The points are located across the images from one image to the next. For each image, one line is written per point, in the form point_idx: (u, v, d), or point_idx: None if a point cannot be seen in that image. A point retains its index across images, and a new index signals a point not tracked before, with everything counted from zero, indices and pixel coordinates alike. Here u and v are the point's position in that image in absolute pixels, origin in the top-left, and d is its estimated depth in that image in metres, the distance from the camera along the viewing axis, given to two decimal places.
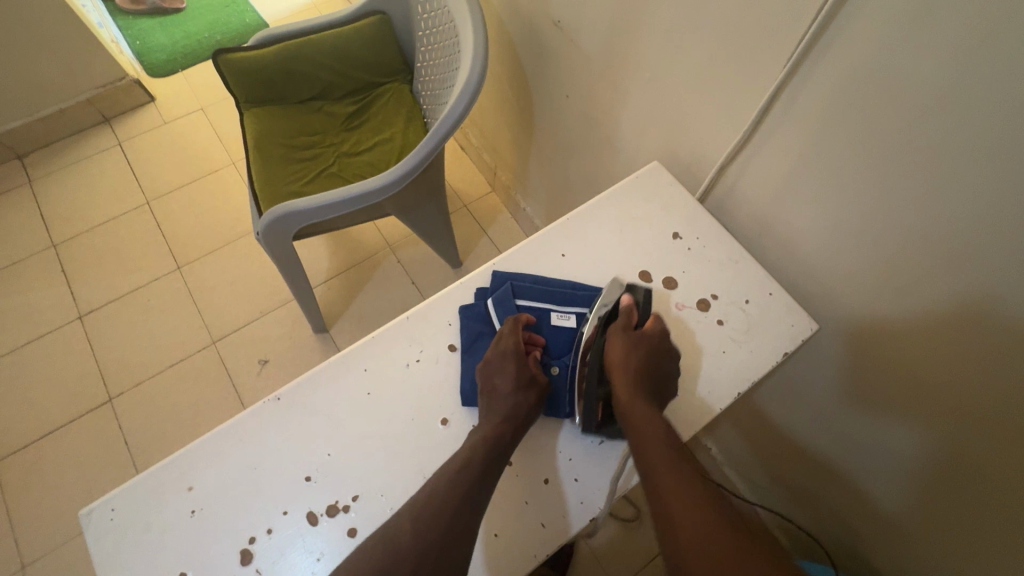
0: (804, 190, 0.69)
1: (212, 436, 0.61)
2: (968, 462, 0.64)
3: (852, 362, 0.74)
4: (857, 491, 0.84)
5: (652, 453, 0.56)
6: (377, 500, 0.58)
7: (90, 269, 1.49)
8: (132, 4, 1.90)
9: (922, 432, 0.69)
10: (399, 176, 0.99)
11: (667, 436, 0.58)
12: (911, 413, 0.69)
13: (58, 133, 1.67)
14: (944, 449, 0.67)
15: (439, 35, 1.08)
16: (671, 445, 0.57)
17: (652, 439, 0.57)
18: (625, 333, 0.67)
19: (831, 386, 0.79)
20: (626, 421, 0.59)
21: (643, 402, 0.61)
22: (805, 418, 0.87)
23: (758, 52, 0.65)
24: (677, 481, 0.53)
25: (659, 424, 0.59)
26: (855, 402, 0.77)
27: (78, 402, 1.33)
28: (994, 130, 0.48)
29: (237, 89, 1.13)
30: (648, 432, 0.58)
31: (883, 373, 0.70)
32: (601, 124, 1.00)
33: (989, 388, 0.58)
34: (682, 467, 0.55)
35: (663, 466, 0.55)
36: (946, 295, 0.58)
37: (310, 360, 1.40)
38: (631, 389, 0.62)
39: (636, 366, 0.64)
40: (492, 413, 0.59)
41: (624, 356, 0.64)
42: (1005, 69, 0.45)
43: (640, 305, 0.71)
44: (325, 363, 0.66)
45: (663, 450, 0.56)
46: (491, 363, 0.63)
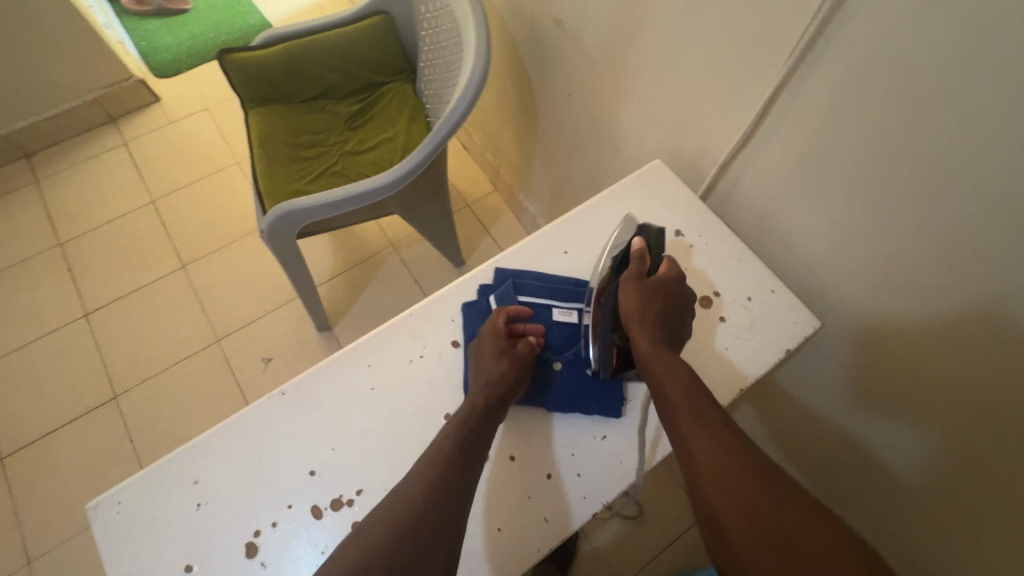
0: (807, 187, 0.69)
1: (217, 431, 0.62)
2: (975, 459, 0.64)
3: (855, 363, 0.75)
4: (861, 487, 0.84)
5: (675, 405, 0.57)
6: (381, 494, 0.59)
7: (96, 267, 1.50)
8: (138, 5, 1.91)
9: (926, 433, 0.69)
10: (402, 175, 1.00)
11: (690, 381, 0.58)
12: (916, 414, 0.69)
13: (64, 132, 1.68)
14: (950, 446, 0.67)
15: (441, 33, 1.08)
16: (693, 391, 0.57)
17: (674, 389, 0.58)
18: (638, 282, 0.65)
19: (836, 386, 0.80)
20: (650, 372, 0.60)
21: (659, 346, 0.61)
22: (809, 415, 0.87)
23: (760, 50, 0.65)
24: (704, 435, 0.54)
25: (679, 368, 0.59)
26: (860, 403, 0.77)
27: (84, 399, 1.34)
28: (997, 124, 0.48)
29: (241, 89, 1.14)
30: (671, 387, 0.58)
31: (887, 370, 0.70)
32: (604, 122, 1.01)
33: (993, 385, 0.58)
34: (707, 415, 0.56)
35: (686, 417, 0.55)
36: (951, 291, 0.58)
37: (314, 358, 1.41)
38: (648, 334, 0.62)
39: (654, 317, 0.63)
40: (481, 384, 0.61)
41: (640, 305, 0.63)
42: (1008, 64, 0.45)
43: (654, 246, 0.70)
44: (329, 359, 0.67)
45: (685, 400, 0.57)
46: (484, 338, 0.65)
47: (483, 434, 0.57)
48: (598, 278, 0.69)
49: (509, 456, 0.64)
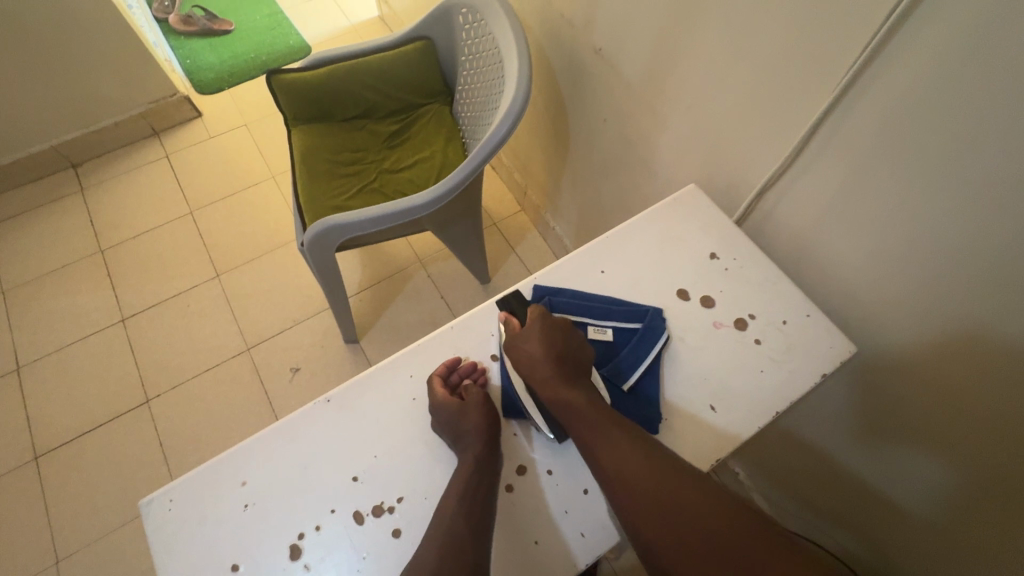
0: (846, 215, 0.71)
1: (266, 433, 0.64)
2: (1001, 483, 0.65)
3: (864, 390, 0.79)
4: (891, 515, 0.83)
5: (601, 449, 0.58)
6: (421, 503, 0.60)
7: (134, 274, 1.56)
8: (185, 26, 2.01)
9: (942, 461, 0.72)
10: (440, 195, 1.03)
11: (603, 414, 0.61)
12: (932, 443, 0.72)
13: (111, 144, 1.76)
14: (972, 468, 0.68)
15: (482, 60, 1.13)
16: (617, 431, 0.59)
17: (594, 436, 0.59)
18: (521, 342, 0.67)
19: (845, 415, 0.84)
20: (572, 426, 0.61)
21: (563, 385, 0.64)
22: (833, 441, 0.88)
23: (800, 83, 0.67)
24: (639, 489, 0.55)
25: (587, 402, 0.62)
26: (868, 431, 0.81)
27: (118, 401, 1.38)
28: None
29: (286, 107, 1.20)
30: (594, 439, 0.59)
31: (909, 386, 0.72)
32: (637, 147, 1.03)
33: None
34: (637, 460, 0.57)
35: (616, 459, 0.57)
36: (994, 320, 0.59)
37: (340, 369, 1.43)
38: (554, 375, 0.64)
39: (550, 361, 0.65)
40: (467, 441, 0.61)
41: (536, 360, 0.65)
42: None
43: (515, 308, 0.73)
44: (373, 368, 0.69)
45: (605, 440, 0.59)
46: (443, 407, 0.62)
47: (487, 477, 0.59)
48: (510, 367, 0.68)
49: (546, 470, 0.64)
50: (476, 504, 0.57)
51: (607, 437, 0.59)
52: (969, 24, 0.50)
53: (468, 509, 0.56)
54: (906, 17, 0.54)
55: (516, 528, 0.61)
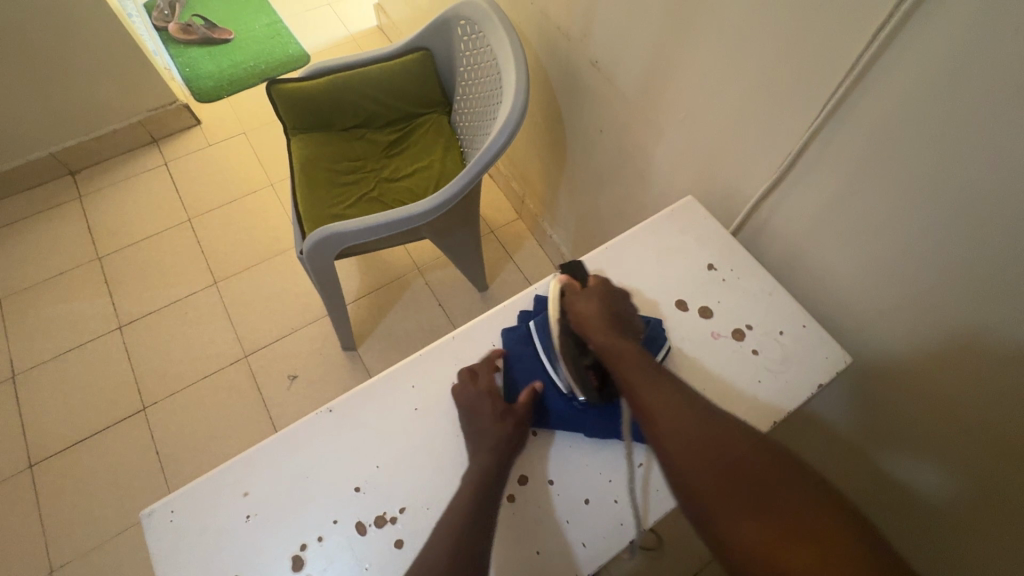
0: (838, 227, 0.72)
1: (268, 443, 0.64)
2: (1006, 493, 0.65)
3: (866, 396, 0.79)
4: (891, 519, 0.83)
5: (647, 399, 0.61)
6: (423, 513, 0.60)
7: (132, 281, 1.55)
8: (184, 34, 2.02)
9: (942, 467, 0.72)
10: (439, 204, 1.04)
11: (650, 370, 0.63)
12: (933, 449, 0.73)
13: (110, 151, 1.76)
14: (978, 475, 0.68)
15: (480, 71, 1.14)
16: (663, 385, 0.62)
17: (645, 390, 0.61)
18: (581, 299, 0.71)
19: (847, 419, 0.84)
20: (624, 379, 0.63)
21: (618, 339, 0.66)
22: (835, 444, 0.88)
23: (793, 98, 0.69)
24: (684, 439, 0.57)
25: (635, 357, 0.64)
26: (871, 436, 0.81)
27: (114, 409, 1.37)
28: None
29: (286, 117, 1.21)
30: (646, 391, 0.61)
31: (908, 393, 0.73)
32: (634, 158, 1.05)
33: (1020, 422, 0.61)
34: (682, 413, 0.59)
35: (660, 409, 0.60)
36: (986, 328, 0.60)
37: (338, 376, 1.43)
38: (604, 331, 0.67)
39: (605, 320, 0.69)
40: (481, 446, 0.61)
41: (593, 317, 0.69)
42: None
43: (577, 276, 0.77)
44: (375, 378, 0.69)
45: (651, 391, 0.61)
46: (472, 402, 0.65)
47: (495, 483, 0.59)
48: (552, 323, 0.71)
49: (547, 480, 0.64)
50: (481, 507, 0.57)
51: (653, 390, 0.61)
52: (955, 44, 0.52)
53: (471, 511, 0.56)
54: (895, 35, 0.56)
55: (517, 537, 0.61)
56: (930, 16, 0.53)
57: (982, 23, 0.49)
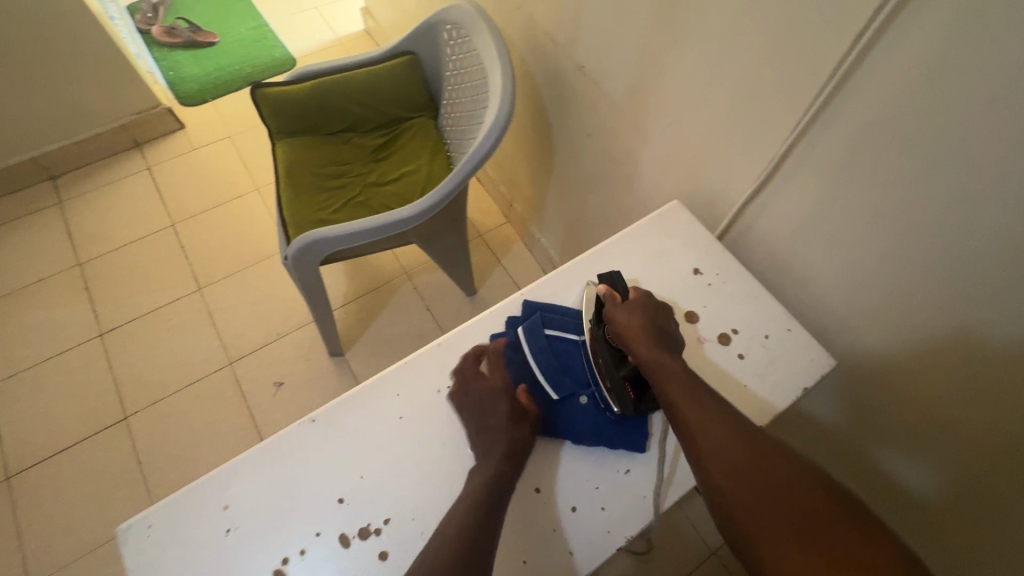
0: (822, 231, 0.73)
1: (247, 455, 0.63)
2: (988, 490, 0.67)
3: (855, 395, 0.79)
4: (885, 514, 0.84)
5: (690, 417, 0.59)
6: (408, 524, 0.59)
7: (113, 288, 1.52)
8: (168, 37, 1.99)
9: (931, 463, 0.73)
10: (427, 208, 1.04)
11: (692, 387, 0.62)
12: (921, 447, 0.73)
13: (91, 156, 1.73)
14: (963, 475, 0.69)
15: (467, 75, 1.14)
16: (706, 403, 0.61)
17: (691, 410, 0.60)
18: (624, 313, 0.69)
19: (836, 419, 0.84)
20: (668, 397, 0.61)
21: (664, 357, 0.65)
22: (825, 442, 0.88)
23: (776, 104, 0.70)
24: (728, 459, 0.56)
25: (677, 373, 0.63)
26: (860, 435, 0.81)
27: (94, 418, 1.34)
28: (1003, 181, 0.52)
29: (271, 121, 1.19)
30: (691, 411, 0.60)
31: (896, 393, 0.73)
32: (620, 162, 1.05)
33: (1003, 422, 0.62)
34: (725, 432, 0.58)
35: (705, 430, 0.58)
36: (968, 330, 0.61)
37: (325, 383, 1.42)
38: (647, 344, 0.66)
39: (649, 335, 0.67)
40: (485, 448, 0.61)
41: (637, 331, 0.67)
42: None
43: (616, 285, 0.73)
44: (359, 386, 0.68)
45: (694, 408, 0.60)
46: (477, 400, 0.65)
47: (503, 492, 0.58)
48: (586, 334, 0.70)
49: (534, 488, 0.64)
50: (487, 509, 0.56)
51: (698, 408, 0.60)
52: (932, 51, 0.53)
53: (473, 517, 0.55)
54: (874, 43, 0.57)
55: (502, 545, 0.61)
56: (910, 22, 0.53)
57: (958, 32, 0.50)
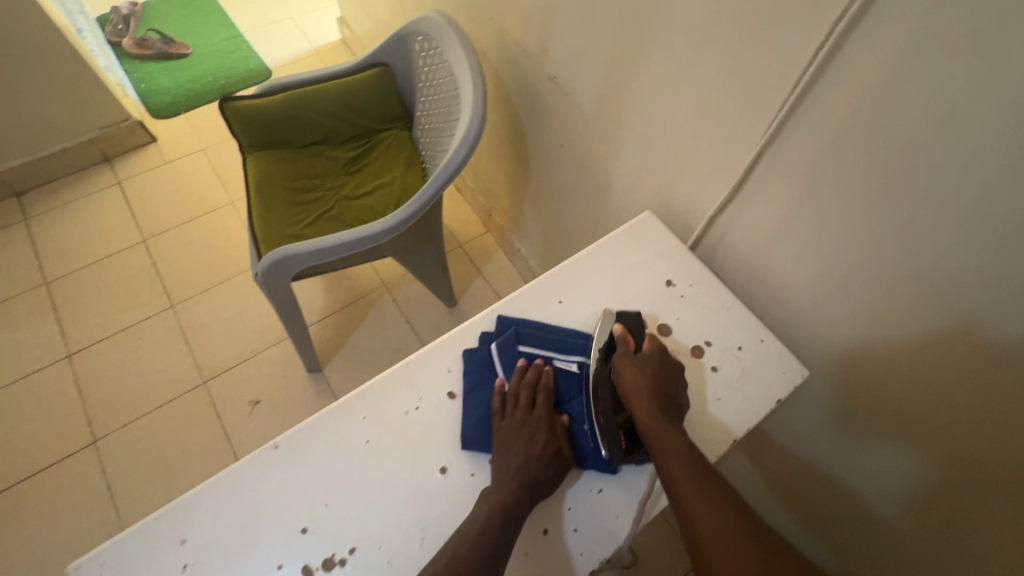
0: (791, 241, 0.73)
1: (208, 484, 0.60)
2: (955, 501, 0.67)
3: (844, 387, 0.75)
4: (866, 518, 0.83)
5: (684, 493, 0.56)
6: (375, 552, 0.57)
7: (82, 306, 1.48)
8: (140, 49, 1.96)
9: (917, 455, 0.70)
10: (399, 222, 1.02)
11: (694, 467, 0.58)
12: (909, 439, 0.70)
13: (59, 171, 1.69)
14: (933, 484, 0.70)
15: (440, 86, 1.13)
16: (705, 482, 0.57)
17: (688, 491, 0.56)
18: (631, 363, 0.66)
19: (823, 412, 0.81)
20: (665, 471, 0.58)
21: (665, 422, 0.61)
22: (806, 445, 0.87)
23: (743, 114, 0.70)
24: (728, 555, 0.53)
25: (678, 442, 0.60)
26: (850, 427, 0.78)
27: (62, 443, 1.30)
28: (957, 192, 0.53)
29: (242, 135, 1.17)
30: (687, 490, 0.56)
31: (885, 384, 0.70)
32: (594, 172, 1.05)
33: (980, 424, 0.61)
34: (723, 520, 0.55)
35: (700, 513, 0.55)
36: (935, 336, 0.61)
37: (301, 400, 1.39)
38: (648, 407, 0.63)
39: (653, 394, 0.64)
40: (486, 500, 0.58)
41: (639, 386, 0.64)
42: (985, 123, 0.49)
43: (633, 330, 0.71)
44: (325, 410, 0.66)
45: (691, 486, 0.57)
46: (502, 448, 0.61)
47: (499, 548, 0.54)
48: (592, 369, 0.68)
49: None
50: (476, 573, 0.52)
51: (697, 488, 0.57)
52: (889, 63, 0.53)
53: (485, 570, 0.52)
54: (834, 55, 0.58)
55: None
56: (868, 32, 0.54)
57: (915, 43, 0.51)
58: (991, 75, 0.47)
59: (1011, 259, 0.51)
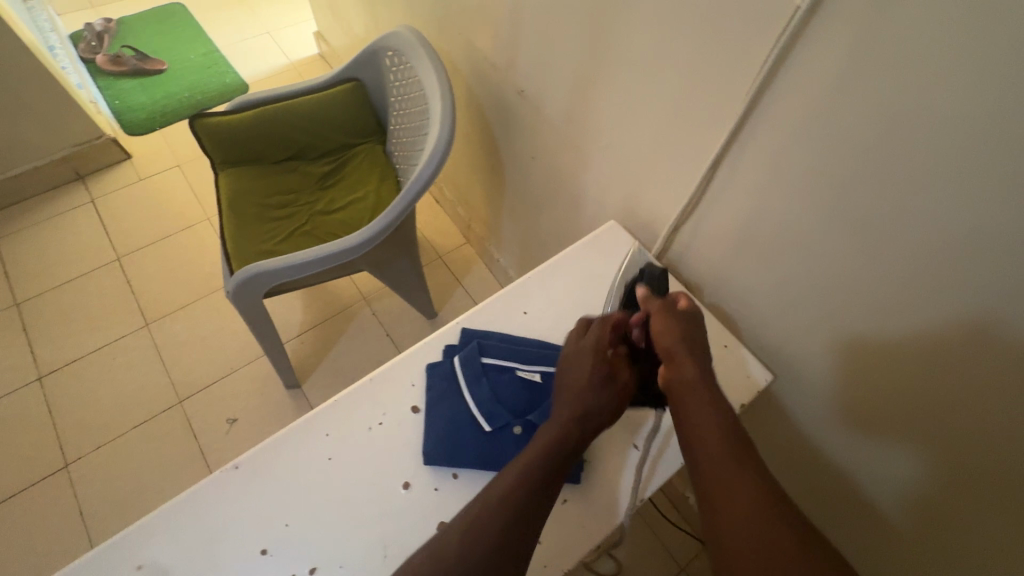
0: (750, 250, 0.74)
1: (165, 509, 0.59)
2: (960, 503, 0.62)
3: (851, 381, 0.69)
4: (847, 521, 0.82)
5: (705, 447, 0.55)
6: (336, 572, 0.57)
7: (54, 327, 1.46)
8: (115, 66, 1.96)
9: (925, 456, 0.64)
10: (370, 235, 1.02)
11: (715, 412, 0.57)
12: (914, 437, 0.64)
13: (30, 190, 1.66)
14: (931, 488, 0.65)
15: (411, 101, 1.13)
16: (730, 441, 0.54)
17: (705, 434, 0.55)
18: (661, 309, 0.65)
19: (829, 405, 0.74)
20: (682, 414, 0.58)
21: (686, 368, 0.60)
22: (782, 448, 0.87)
23: (698, 126, 0.71)
24: (745, 510, 0.49)
25: (706, 398, 0.58)
26: (856, 422, 0.71)
27: (32, 467, 1.27)
28: (898, 205, 0.54)
29: (212, 151, 1.16)
30: (704, 432, 0.55)
31: (885, 378, 0.64)
32: (565, 183, 1.06)
33: (941, 429, 0.61)
34: (744, 477, 0.51)
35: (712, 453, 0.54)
36: (889, 343, 0.62)
37: (280, 416, 1.37)
38: (673, 352, 0.62)
39: (680, 339, 0.62)
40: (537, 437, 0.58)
41: (665, 331, 0.63)
42: (921, 136, 0.49)
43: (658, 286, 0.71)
44: (287, 428, 0.65)
45: (707, 429, 0.55)
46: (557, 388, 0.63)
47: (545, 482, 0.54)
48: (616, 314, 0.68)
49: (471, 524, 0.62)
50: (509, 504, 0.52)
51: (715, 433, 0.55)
52: (826, 81, 0.54)
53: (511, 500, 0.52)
54: (776, 73, 0.58)
55: None
56: (809, 45, 0.54)
57: (851, 60, 0.51)
58: (919, 92, 0.48)
59: (956, 265, 0.52)
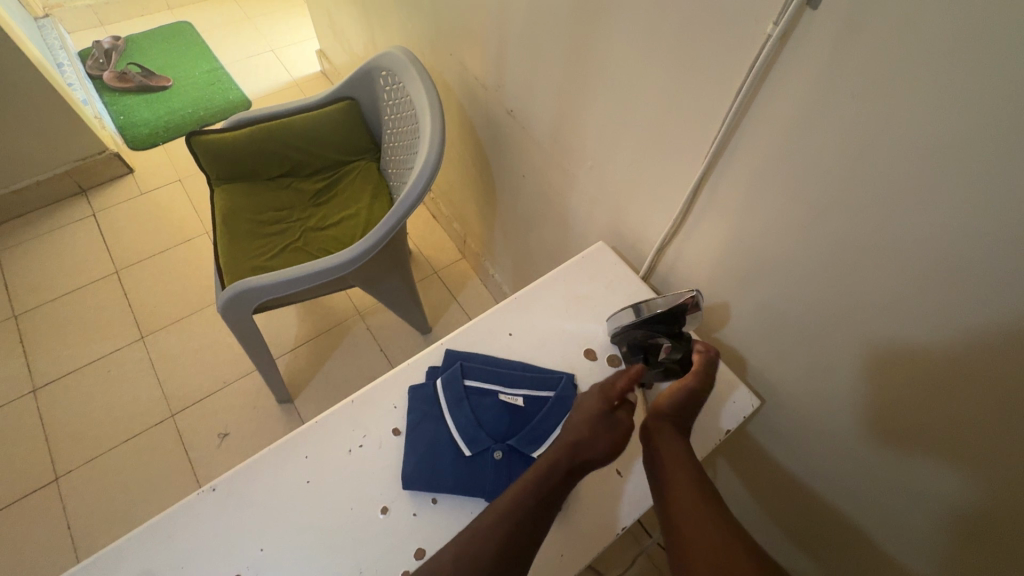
0: (732, 274, 0.74)
1: (141, 531, 0.59)
2: (994, 531, 0.56)
3: (859, 399, 0.64)
4: (839, 549, 0.80)
5: (675, 493, 0.57)
6: None
7: (50, 340, 1.46)
8: (120, 82, 1.99)
9: (959, 473, 0.57)
10: (358, 254, 1.02)
11: (686, 456, 0.60)
12: (941, 451, 0.58)
13: (34, 204, 1.69)
14: (964, 511, 0.59)
15: (404, 119, 1.15)
16: (696, 480, 0.58)
17: (671, 467, 0.59)
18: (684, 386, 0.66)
19: (846, 420, 0.68)
20: (657, 452, 0.61)
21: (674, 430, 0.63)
22: (772, 470, 0.86)
23: (678, 151, 0.71)
24: (710, 555, 0.51)
25: (680, 446, 0.61)
26: (881, 438, 0.64)
27: (22, 481, 1.27)
28: (874, 236, 0.53)
29: (209, 168, 1.17)
30: (674, 468, 0.59)
31: (893, 395, 0.60)
32: (555, 202, 1.06)
33: (933, 460, 0.59)
34: (708, 512, 0.54)
35: (678, 486, 0.57)
36: (874, 371, 0.61)
37: (272, 431, 1.36)
38: (669, 418, 0.64)
39: (681, 408, 0.64)
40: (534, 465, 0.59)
41: (671, 402, 0.65)
42: (891, 169, 0.49)
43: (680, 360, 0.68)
44: (266, 450, 0.65)
45: (676, 464, 0.59)
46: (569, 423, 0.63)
47: (537, 508, 0.56)
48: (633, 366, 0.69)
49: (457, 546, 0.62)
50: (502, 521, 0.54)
51: (681, 467, 0.59)
52: (796, 112, 0.54)
53: (497, 531, 0.53)
54: (749, 102, 0.58)
55: None
56: (781, 73, 0.54)
57: (821, 92, 0.51)
58: (886, 125, 0.47)
59: (934, 297, 0.51)
